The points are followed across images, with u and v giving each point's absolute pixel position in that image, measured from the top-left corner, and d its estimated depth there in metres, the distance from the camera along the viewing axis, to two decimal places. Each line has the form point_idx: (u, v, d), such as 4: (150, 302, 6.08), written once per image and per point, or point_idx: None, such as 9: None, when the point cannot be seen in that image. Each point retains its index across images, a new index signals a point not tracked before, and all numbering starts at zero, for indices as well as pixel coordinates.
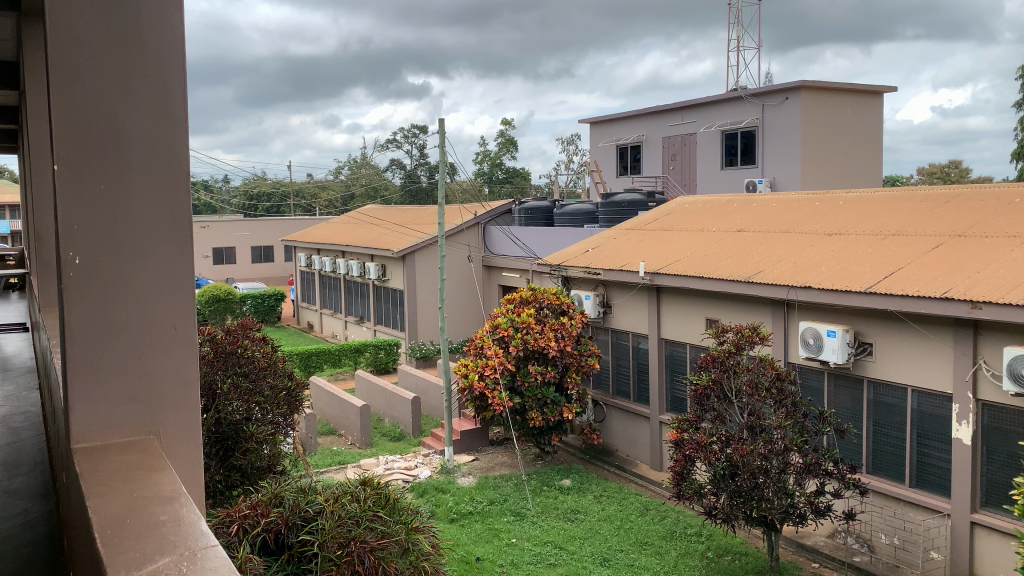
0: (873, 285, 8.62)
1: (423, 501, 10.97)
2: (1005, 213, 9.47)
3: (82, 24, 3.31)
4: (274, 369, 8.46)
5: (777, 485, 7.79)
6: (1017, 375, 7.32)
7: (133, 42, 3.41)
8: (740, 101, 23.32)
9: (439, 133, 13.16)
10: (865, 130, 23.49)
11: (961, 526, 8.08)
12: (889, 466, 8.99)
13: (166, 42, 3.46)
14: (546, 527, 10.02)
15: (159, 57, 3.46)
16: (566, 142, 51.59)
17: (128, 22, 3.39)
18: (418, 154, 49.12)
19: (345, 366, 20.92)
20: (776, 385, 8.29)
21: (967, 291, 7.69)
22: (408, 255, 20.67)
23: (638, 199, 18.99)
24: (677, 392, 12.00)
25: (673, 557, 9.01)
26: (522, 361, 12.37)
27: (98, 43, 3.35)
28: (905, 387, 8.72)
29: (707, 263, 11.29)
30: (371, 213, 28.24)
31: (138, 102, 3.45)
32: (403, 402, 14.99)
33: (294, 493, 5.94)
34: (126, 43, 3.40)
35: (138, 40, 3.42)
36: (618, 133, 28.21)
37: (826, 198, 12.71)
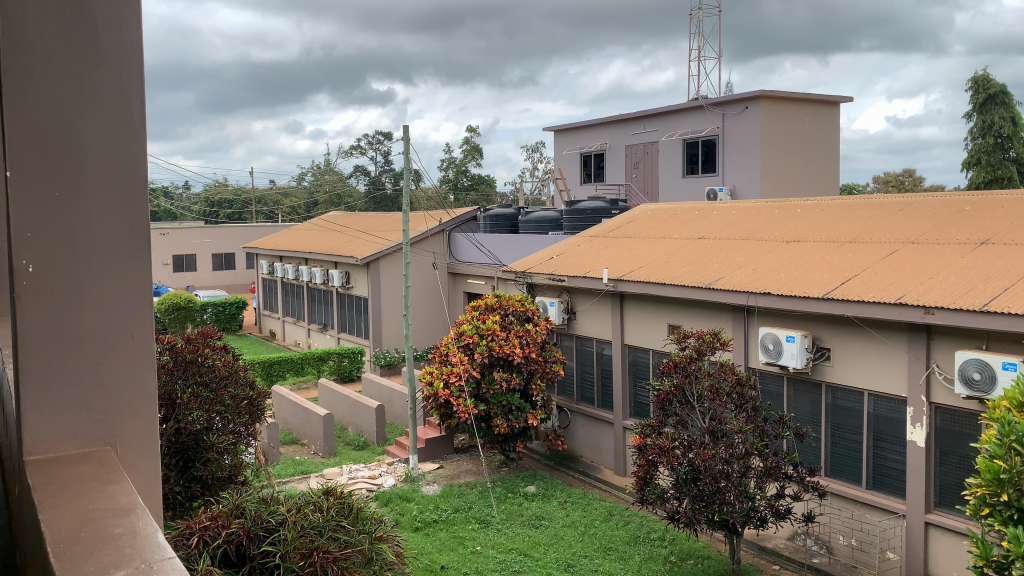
0: (830, 291, 8.79)
1: (387, 510, 10.90)
2: (955, 221, 9.74)
3: (35, 29, 3.33)
4: (235, 378, 8.27)
5: (738, 489, 7.89)
6: (968, 378, 7.50)
7: (88, 46, 3.42)
8: (702, 111, 23.63)
9: (404, 139, 13.12)
10: (822, 140, 23.95)
11: (916, 526, 8.27)
12: (847, 469, 9.17)
13: (121, 46, 3.48)
14: (511, 535, 10.01)
15: (115, 60, 3.46)
16: (531, 149, 51.88)
17: (81, 26, 3.41)
18: (383, 161, 48.96)
19: (308, 374, 20.71)
20: (737, 390, 8.38)
21: (920, 297, 7.88)
22: (372, 262, 20.54)
23: (603, 207, 19.18)
24: (640, 397, 12.11)
25: (637, 561, 9.07)
26: (487, 368, 12.35)
27: (52, 48, 3.37)
28: (862, 391, 8.90)
29: (669, 270, 11.40)
30: (335, 219, 28.02)
31: (93, 105, 3.45)
32: (368, 410, 14.86)
33: (256, 504, 5.89)
34: (80, 48, 3.42)
35: (93, 44, 3.43)
36: (582, 141, 28.41)
37: (784, 205, 12.94)
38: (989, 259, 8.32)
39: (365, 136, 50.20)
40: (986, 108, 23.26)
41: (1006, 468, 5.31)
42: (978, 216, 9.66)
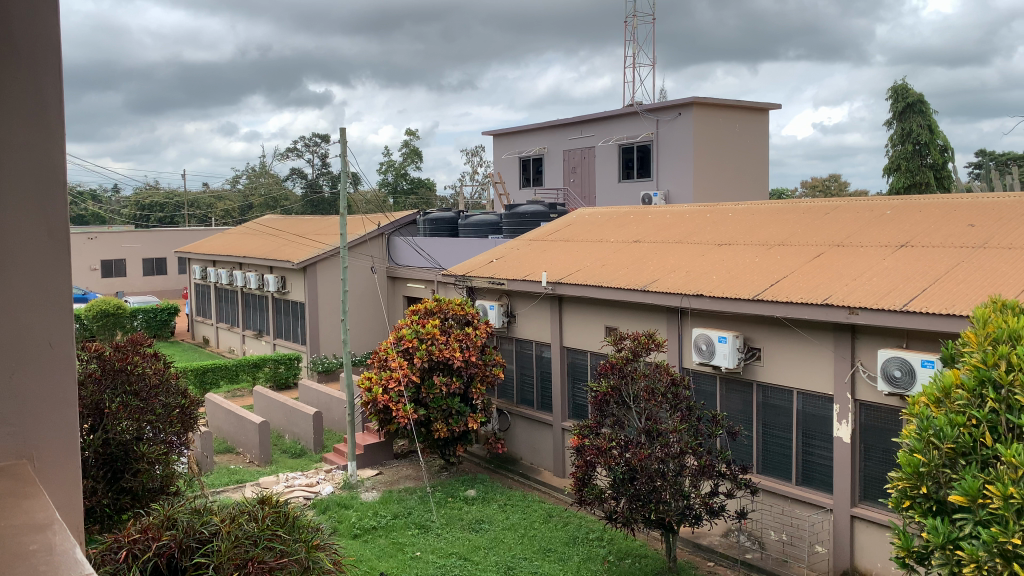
0: (760, 293, 9.02)
1: (325, 518, 10.74)
2: (877, 225, 10.13)
3: None
4: (165, 387, 8.02)
5: (674, 487, 8.06)
6: (890, 376, 7.80)
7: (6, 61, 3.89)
8: (637, 116, 24.01)
9: (341, 143, 12.97)
10: (753, 146, 24.50)
11: (843, 520, 8.55)
12: (777, 466, 9.42)
13: (39, 62, 3.98)
14: (451, 539, 9.98)
15: (33, 75, 3.95)
16: (471, 153, 51.91)
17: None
18: (320, 163, 48.31)
19: (242, 382, 20.22)
20: (672, 390, 8.52)
21: (845, 298, 8.15)
22: (309, 266, 20.20)
23: (541, 210, 19.35)
24: (579, 399, 12.23)
25: (576, 562, 9.14)
26: (427, 372, 12.28)
27: None
28: (791, 390, 9.16)
29: (606, 273, 11.56)
30: (269, 223, 27.48)
31: (13, 117, 3.94)
32: (305, 417, 14.62)
33: (188, 514, 5.77)
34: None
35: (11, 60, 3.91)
36: (521, 145, 28.57)
37: (716, 209, 13.23)
38: (908, 261, 8.67)
39: (301, 138, 49.42)
40: (905, 116, 24.23)
41: (925, 461, 5.55)
42: (898, 219, 10.06)
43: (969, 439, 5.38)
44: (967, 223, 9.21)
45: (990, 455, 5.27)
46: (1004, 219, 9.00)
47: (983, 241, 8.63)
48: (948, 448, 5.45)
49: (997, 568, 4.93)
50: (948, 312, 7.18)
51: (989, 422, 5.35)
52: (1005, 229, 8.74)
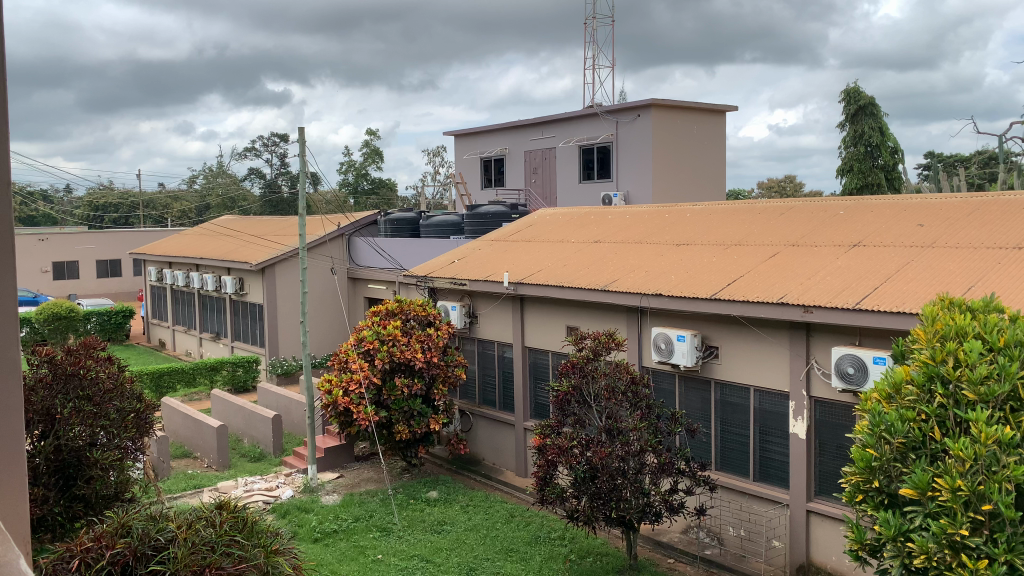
0: (717, 292, 9.15)
1: (284, 522, 10.62)
2: (831, 225, 10.34)
3: None
4: (120, 392, 7.72)
5: (634, 485, 8.15)
6: (844, 373, 7.96)
7: None
8: (597, 118, 24.17)
9: (299, 142, 12.81)
10: (711, 147, 24.79)
11: (799, 514, 8.70)
12: (735, 463, 9.57)
13: None
14: (413, 541, 9.92)
15: None
16: (432, 153, 51.83)
17: None
18: (279, 164, 47.83)
19: (199, 386, 19.84)
20: (632, 388, 8.58)
21: (800, 297, 8.31)
22: (267, 268, 19.93)
23: (502, 211, 19.37)
24: (540, 399, 12.27)
25: (538, 561, 9.16)
26: (388, 374, 12.19)
27: None
28: (747, 388, 9.31)
29: (566, 273, 11.61)
30: (227, 224, 27.06)
31: None
32: (264, 420, 14.42)
33: (143, 521, 5.66)
34: None
35: None
36: (482, 146, 28.57)
37: (676, 210, 13.36)
38: (860, 260, 8.86)
39: (259, 138, 48.82)
40: (857, 118, 24.76)
41: (877, 456, 5.68)
42: (851, 219, 10.29)
43: (919, 433, 5.52)
44: (917, 223, 9.45)
45: (939, 449, 5.43)
46: (951, 220, 9.25)
47: (932, 240, 8.86)
48: (899, 443, 5.58)
49: (946, 559, 5.10)
50: (899, 310, 7.35)
51: (938, 417, 5.50)
52: (952, 229, 8.99)
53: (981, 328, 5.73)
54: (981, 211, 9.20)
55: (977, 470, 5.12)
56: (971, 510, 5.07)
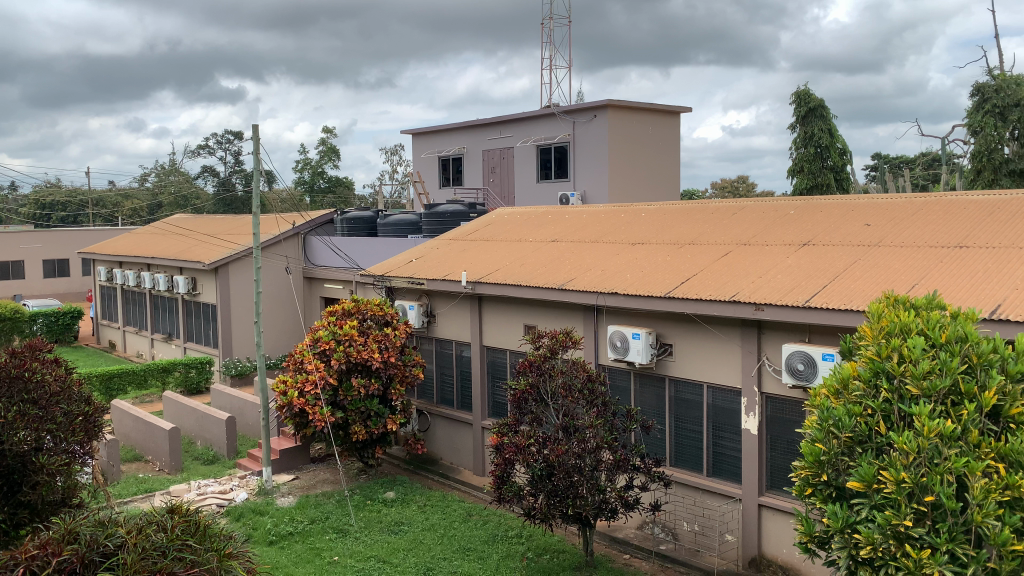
0: (672, 290, 9.26)
1: (238, 525, 10.45)
2: (782, 224, 10.54)
3: None
4: (67, 395, 7.52)
5: (591, 482, 8.21)
6: (794, 369, 8.12)
7: None
8: (554, 118, 24.30)
9: (253, 139, 12.62)
10: (666, 147, 25.06)
11: (751, 509, 8.86)
12: (689, 459, 9.70)
13: None
14: (369, 542, 9.85)
15: None
16: (390, 152, 51.61)
17: None
18: (233, 161, 47.13)
19: (151, 388, 19.27)
20: (588, 386, 8.65)
21: (751, 295, 8.45)
22: (220, 267, 19.59)
23: (460, 210, 19.34)
24: (498, 397, 12.28)
25: (495, 560, 9.18)
26: (344, 374, 12.09)
27: None
28: (701, 384, 9.44)
29: (523, 272, 11.64)
30: (179, 222, 26.54)
31: None
32: (217, 422, 14.18)
33: (91, 527, 5.54)
34: None
35: None
36: (440, 144, 28.49)
37: (632, 210, 13.48)
38: (809, 259, 9.05)
39: (213, 136, 48.04)
40: (807, 120, 25.29)
41: (825, 451, 5.82)
42: (800, 219, 10.50)
43: (865, 427, 5.67)
44: (863, 223, 9.70)
45: (884, 443, 5.57)
46: (896, 219, 9.50)
47: (878, 239, 9.10)
48: (846, 437, 5.73)
49: (890, 549, 5.27)
50: (846, 307, 7.52)
51: (883, 411, 5.65)
52: (897, 228, 9.25)
53: (925, 324, 5.86)
54: (924, 211, 9.47)
55: (920, 462, 5.27)
56: (914, 501, 5.23)
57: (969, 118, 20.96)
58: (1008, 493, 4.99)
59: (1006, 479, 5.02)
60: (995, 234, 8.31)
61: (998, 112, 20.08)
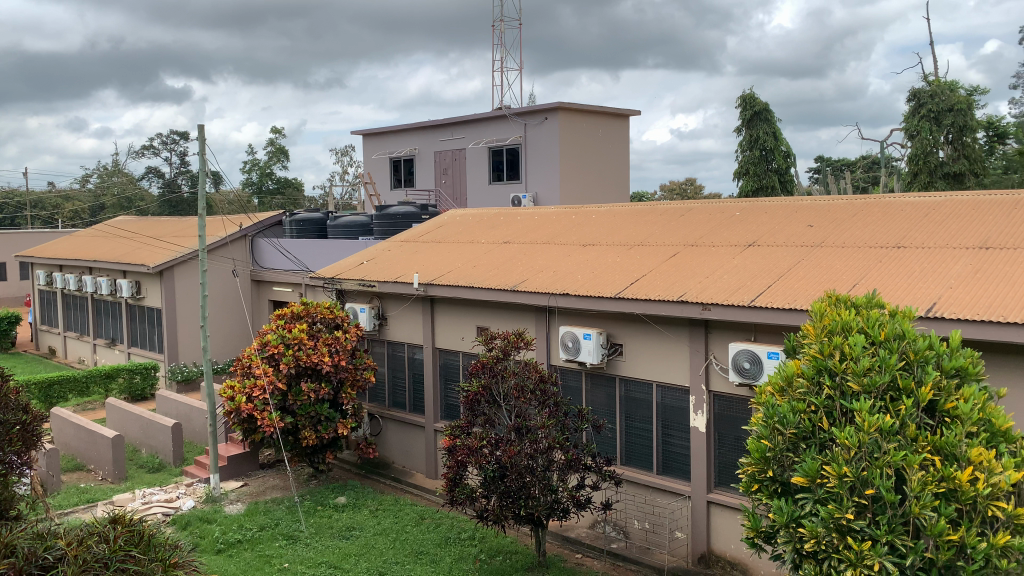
0: (621, 291, 9.35)
1: (185, 535, 10.22)
2: (728, 225, 10.73)
3: None
4: (3, 403, 7.24)
5: (543, 482, 8.25)
6: (740, 367, 8.27)
7: None
8: (505, 120, 24.35)
9: (198, 140, 12.37)
10: (616, 150, 25.30)
11: (700, 506, 9.00)
12: (639, 457, 9.81)
13: None
14: (320, 548, 9.73)
15: None
16: (340, 153, 51.18)
17: None
18: (179, 162, 46.18)
19: (94, 395, 18.79)
20: (540, 387, 8.67)
21: (698, 295, 8.58)
22: (165, 270, 19.14)
23: (412, 212, 19.24)
24: (450, 399, 12.25)
25: (448, 563, 9.15)
26: (294, 379, 11.91)
27: None
28: (651, 383, 9.55)
29: (475, 274, 11.63)
30: (121, 225, 25.88)
31: None
32: (163, 428, 13.85)
33: (29, 540, 5.40)
34: None
35: None
36: (391, 146, 28.32)
37: (583, 212, 13.58)
38: (755, 260, 9.23)
39: (158, 136, 46.99)
40: (753, 124, 25.81)
41: (771, 447, 5.96)
42: (746, 221, 10.71)
43: (809, 424, 5.80)
44: (806, 224, 9.93)
45: (827, 438, 5.72)
46: (838, 221, 9.74)
47: (820, 240, 9.33)
48: (791, 433, 5.86)
49: (833, 542, 5.42)
50: (790, 306, 7.69)
51: (825, 408, 5.79)
52: (838, 229, 9.48)
53: (865, 322, 6.01)
54: (864, 213, 9.74)
55: (860, 456, 5.43)
56: (855, 494, 5.39)
57: (906, 123, 21.62)
58: (943, 484, 5.15)
59: (941, 471, 5.18)
60: (931, 234, 8.59)
61: (933, 116, 20.75)
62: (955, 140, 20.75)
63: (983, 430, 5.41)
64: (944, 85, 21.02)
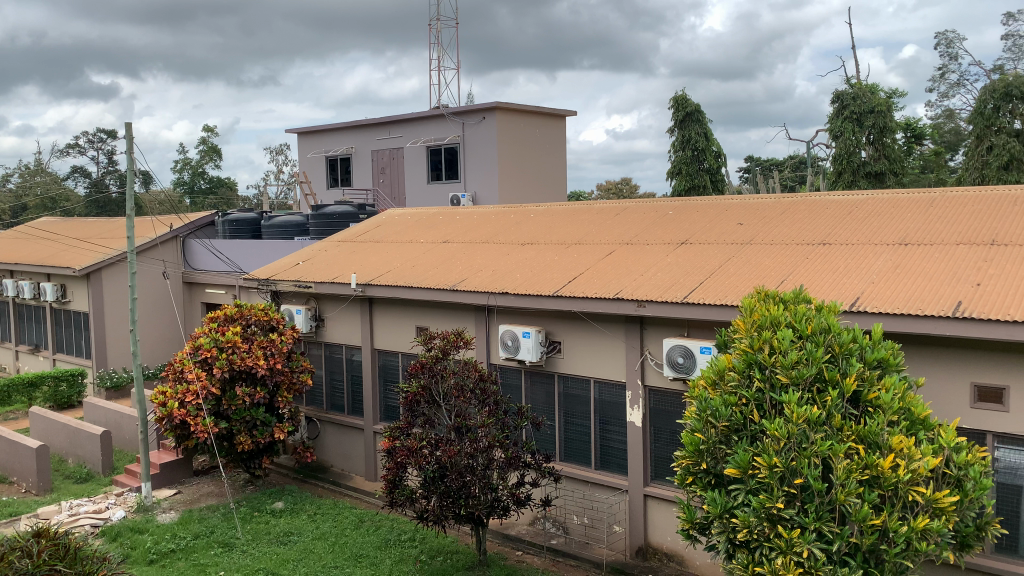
0: (559, 289, 9.42)
1: (114, 546, 9.90)
2: (662, 224, 10.93)
3: None
4: None
5: (483, 481, 8.24)
6: (674, 362, 8.43)
7: None
8: (443, 119, 24.29)
9: (126, 137, 11.97)
10: (553, 149, 25.46)
11: (637, 500, 9.14)
12: (577, 453, 9.92)
13: None
14: (257, 555, 9.56)
15: None
16: (275, 152, 50.36)
17: None
18: (106, 161, 44.72)
19: (16, 404, 18.07)
20: (480, 385, 8.70)
21: (634, 292, 8.72)
22: (92, 273, 18.50)
23: (349, 211, 19.01)
24: (390, 401, 12.17)
25: (388, 565, 9.09)
26: (227, 383, 11.65)
27: None
28: (589, 379, 9.66)
29: (414, 274, 11.56)
30: (45, 226, 24.90)
31: None
32: (91, 437, 13.39)
33: None
34: None
35: None
36: (327, 144, 27.93)
37: (520, 211, 13.64)
38: (688, 257, 9.42)
39: (83, 134, 45.40)
40: (685, 124, 26.30)
41: (704, 440, 6.09)
42: (679, 219, 10.93)
43: (740, 416, 5.96)
44: (737, 222, 10.19)
45: (757, 430, 5.89)
46: (766, 219, 10.02)
47: (750, 237, 9.58)
48: (723, 426, 6.01)
49: (765, 530, 5.58)
50: (721, 302, 7.88)
51: (756, 400, 5.96)
52: (766, 227, 9.75)
53: (793, 317, 6.17)
54: (791, 211, 10.03)
55: (789, 447, 5.60)
56: (784, 484, 5.56)
57: (830, 124, 22.34)
58: (867, 472, 5.35)
59: (865, 459, 5.38)
60: (854, 232, 8.90)
61: (856, 118, 21.49)
62: (876, 140, 21.52)
63: (904, 418, 5.64)
64: (866, 88, 21.80)
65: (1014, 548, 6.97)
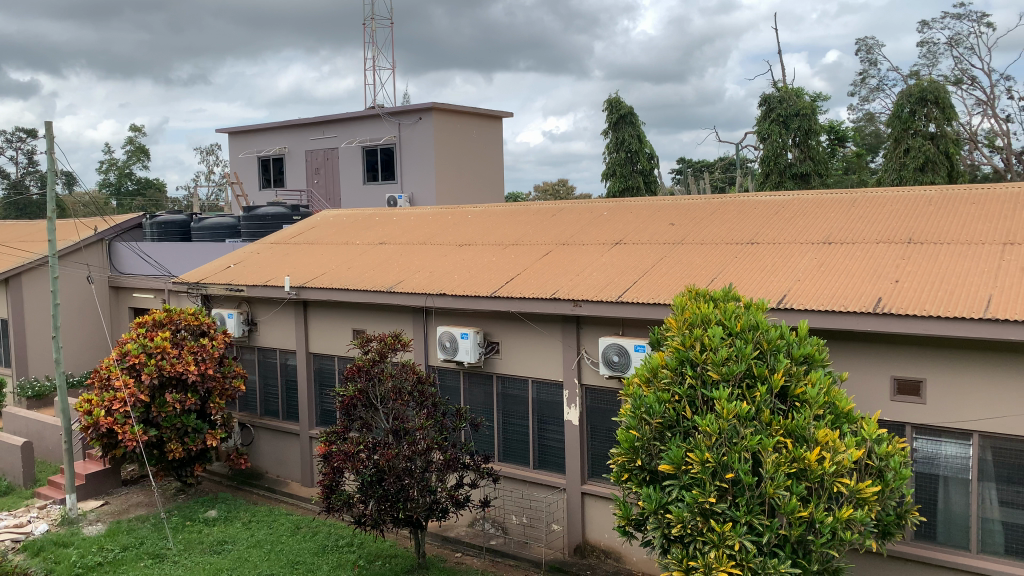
0: (496, 290, 9.44)
1: (37, 561, 9.50)
2: (597, 224, 11.06)
3: None
4: None
5: (421, 484, 8.23)
6: (609, 361, 8.55)
7: None
8: (379, 119, 24.08)
9: (46, 137, 11.51)
10: (490, 151, 25.50)
11: (575, 498, 9.23)
12: (516, 453, 9.95)
13: None
14: (189, 565, 9.32)
15: None
16: (205, 153, 49.12)
17: None
18: (26, 162, 42.89)
19: None
20: (418, 388, 8.67)
21: (570, 292, 8.80)
22: (11, 278, 17.72)
23: (283, 212, 18.68)
24: (326, 405, 12.00)
25: (326, 571, 8.96)
26: (157, 390, 11.31)
27: None
28: (526, 379, 9.71)
29: (350, 276, 11.42)
30: None
31: None
32: (11, 449, 12.82)
33: None
34: None
35: None
36: (259, 144, 27.38)
37: (457, 213, 13.63)
38: (622, 257, 9.55)
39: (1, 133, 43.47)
40: (619, 126, 26.70)
41: (639, 437, 6.16)
42: (613, 220, 11.07)
43: (674, 413, 6.07)
44: (669, 222, 10.38)
45: (690, 426, 6.01)
46: (697, 219, 10.24)
47: (682, 237, 9.77)
48: (657, 423, 6.10)
49: (698, 525, 5.71)
50: (654, 301, 8.01)
51: (688, 397, 6.07)
52: (697, 227, 9.96)
53: (722, 314, 6.32)
54: (721, 212, 10.28)
55: (721, 442, 5.72)
56: (717, 479, 5.68)
57: (757, 126, 22.98)
58: (795, 465, 5.52)
59: (792, 452, 5.56)
60: (781, 231, 9.16)
61: (782, 120, 22.16)
62: (801, 142, 22.20)
63: (828, 412, 5.85)
64: (791, 92, 22.52)
65: (931, 534, 7.27)
